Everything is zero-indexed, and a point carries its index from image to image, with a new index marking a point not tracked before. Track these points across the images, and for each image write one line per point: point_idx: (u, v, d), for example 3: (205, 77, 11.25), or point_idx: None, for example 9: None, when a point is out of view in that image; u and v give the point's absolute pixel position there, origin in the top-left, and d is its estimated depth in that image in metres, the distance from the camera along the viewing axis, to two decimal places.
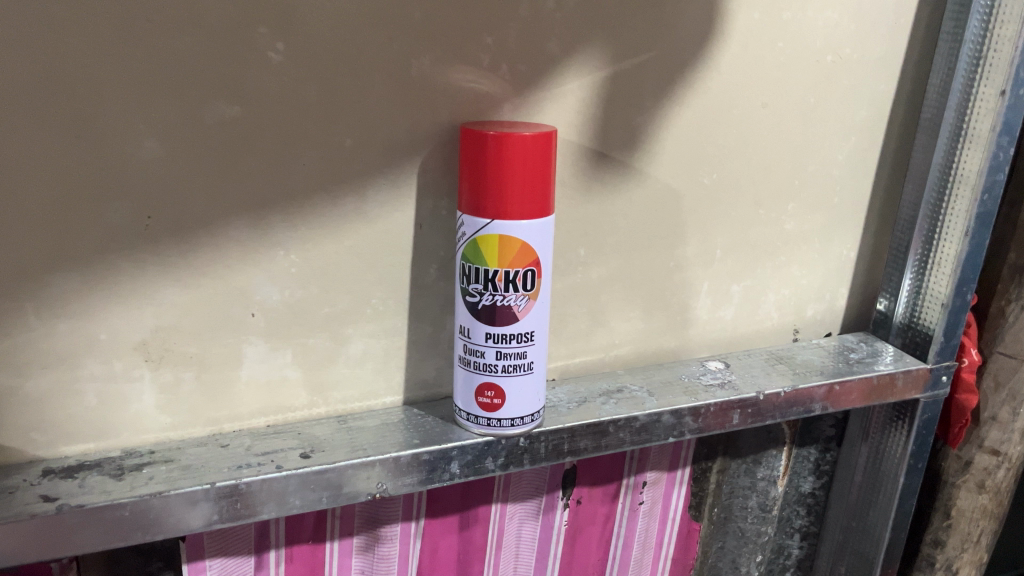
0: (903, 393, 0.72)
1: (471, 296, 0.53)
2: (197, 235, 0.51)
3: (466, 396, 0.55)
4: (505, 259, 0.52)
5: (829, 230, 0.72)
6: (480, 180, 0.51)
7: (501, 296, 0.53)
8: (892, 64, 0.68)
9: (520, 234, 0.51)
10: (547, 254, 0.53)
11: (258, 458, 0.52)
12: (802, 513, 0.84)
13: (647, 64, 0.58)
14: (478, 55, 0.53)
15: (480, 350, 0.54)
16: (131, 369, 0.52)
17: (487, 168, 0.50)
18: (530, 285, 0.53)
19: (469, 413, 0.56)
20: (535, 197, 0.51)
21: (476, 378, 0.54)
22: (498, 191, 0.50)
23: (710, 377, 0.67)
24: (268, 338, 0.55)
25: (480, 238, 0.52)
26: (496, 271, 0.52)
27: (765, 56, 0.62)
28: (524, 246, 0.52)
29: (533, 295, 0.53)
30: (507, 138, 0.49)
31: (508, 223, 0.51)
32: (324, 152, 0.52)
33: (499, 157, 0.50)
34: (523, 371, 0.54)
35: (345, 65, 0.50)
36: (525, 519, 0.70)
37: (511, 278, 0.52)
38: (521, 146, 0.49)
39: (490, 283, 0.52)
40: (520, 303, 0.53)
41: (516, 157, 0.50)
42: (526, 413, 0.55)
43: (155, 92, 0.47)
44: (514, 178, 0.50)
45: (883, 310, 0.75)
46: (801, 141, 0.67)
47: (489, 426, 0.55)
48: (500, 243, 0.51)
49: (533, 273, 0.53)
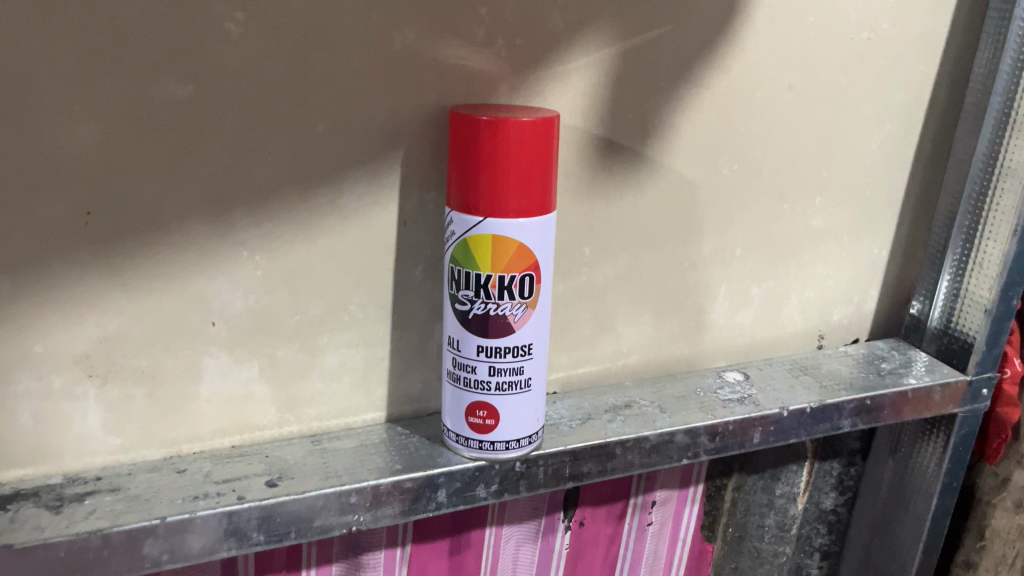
0: (939, 407, 0.65)
1: (461, 304, 0.47)
2: (146, 233, 0.44)
3: (455, 416, 0.49)
4: (499, 263, 0.45)
5: (859, 226, 0.65)
6: (471, 172, 0.44)
7: (496, 304, 0.46)
8: (934, 41, 0.61)
9: (517, 234, 0.45)
10: (547, 257, 0.46)
11: (218, 487, 0.46)
12: (823, 532, 0.77)
13: (662, 39, 0.51)
14: (470, 28, 0.47)
15: (471, 366, 0.48)
16: (73, 386, 0.45)
17: (480, 159, 0.43)
18: (529, 291, 0.46)
19: (458, 434, 0.49)
20: (534, 192, 0.44)
21: (466, 396, 0.48)
22: (493, 184, 0.44)
23: (728, 391, 0.61)
24: (230, 349, 0.48)
25: (470, 239, 0.45)
26: (489, 276, 0.45)
27: (794, 33, 0.55)
28: (521, 248, 0.45)
29: (531, 303, 0.47)
30: (504, 124, 0.43)
31: (504, 222, 0.44)
32: (293, 140, 0.45)
33: (494, 147, 0.43)
34: (520, 388, 0.48)
35: (316, 38, 0.44)
36: (523, 541, 0.64)
37: (506, 284, 0.46)
38: (520, 134, 0.43)
39: (482, 289, 0.46)
40: (517, 313, 0.46)
41: (513, 146, 0.43)
42: (522, 436, 0.49)
43: (93, 68, 0.40)
44: (512, 171, 0.43)
45: (916, 314, 0.69)
46: (831, 128, 0.60)
47: (481, 449, 0.49)
48: (494, 244, 0.45)
49: (532, 278, 0.46)
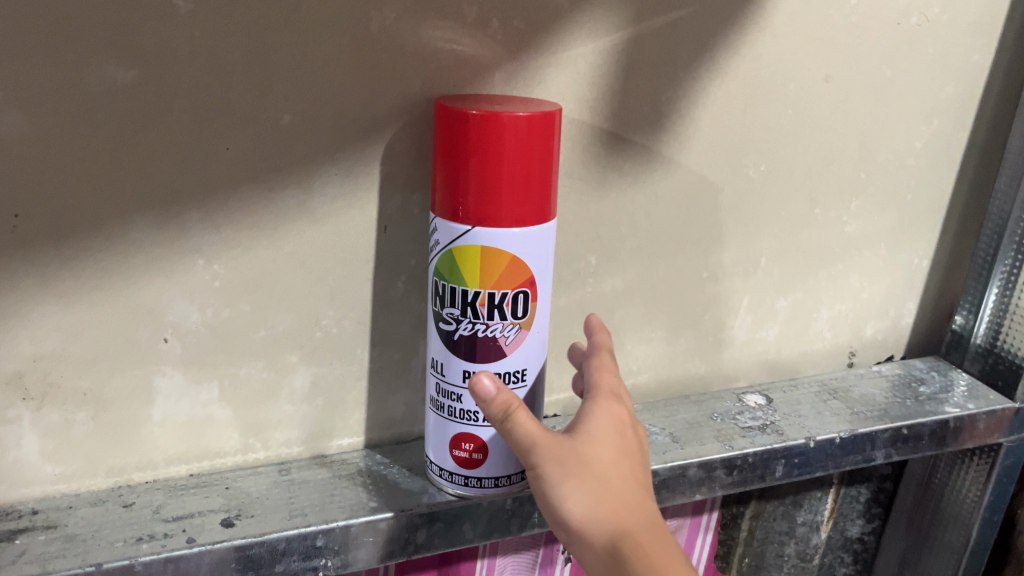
0: (982, 437, 0.59)
1: (446, 324, 0.41)
2: (82, 239, 0.38)
3: (437, 448, 0.43)
4: (488, 278, 0.39)
5: (898, 233, 0.59)
6: (456, 174, 0.38)
7: (485, 324, 0.40)
8: (991, 28, 0.54)
9: (510, 246, 0.39)
10: (544, 271, 0.40)
11: (167, 527, 0.41)
12: (847, 561, 0.71)
13: (682, 21, 0.45)
14: (460, 6, 0.41)
15: (456, 393, 0.42)
16: (4, 410, 0.40)
17: (468, 159, 0.37)
18: (523, 310, 0.40)
19: (442, 468, 0.44)
20: (531, 198, 0.38)
21: (451, 428, 0.42)
22: (482, 187, 0.38)
23: (748, 418, 0.55)
24: (185, 368, 0.43)
25: (456, 250, 0.39)
26: (477, 293, 0.40)
27: (833, 16, 0.48)
28: (513, 261, 0.39)
29: (526, 324, 0.41)
30: (497, 120, 0.36)
31: (495, 232, 0.38)
32: (255, 134, 0.39)
33: (484, 146, 0.37)
34: None
35: (280, 17, 0.38)
36: (519, 573, 0.58)
37: (497, 302, 0.40)
38: (516, 132, 0.37)
39: (469, 308, 0.40)
40: (509, 335, 0.41)
41: (507, 146, 0.37)
42: (513, 472, 0.43)
43: (14, 48, 0.34)
44: (505, 173, 0.37)
45: (958, 328, 0.62)
46: (871, 124, 0.53)
47: (467, 486, 0.43)
48: (483, 257, 0.39)
49: (526, 296, 0.40)
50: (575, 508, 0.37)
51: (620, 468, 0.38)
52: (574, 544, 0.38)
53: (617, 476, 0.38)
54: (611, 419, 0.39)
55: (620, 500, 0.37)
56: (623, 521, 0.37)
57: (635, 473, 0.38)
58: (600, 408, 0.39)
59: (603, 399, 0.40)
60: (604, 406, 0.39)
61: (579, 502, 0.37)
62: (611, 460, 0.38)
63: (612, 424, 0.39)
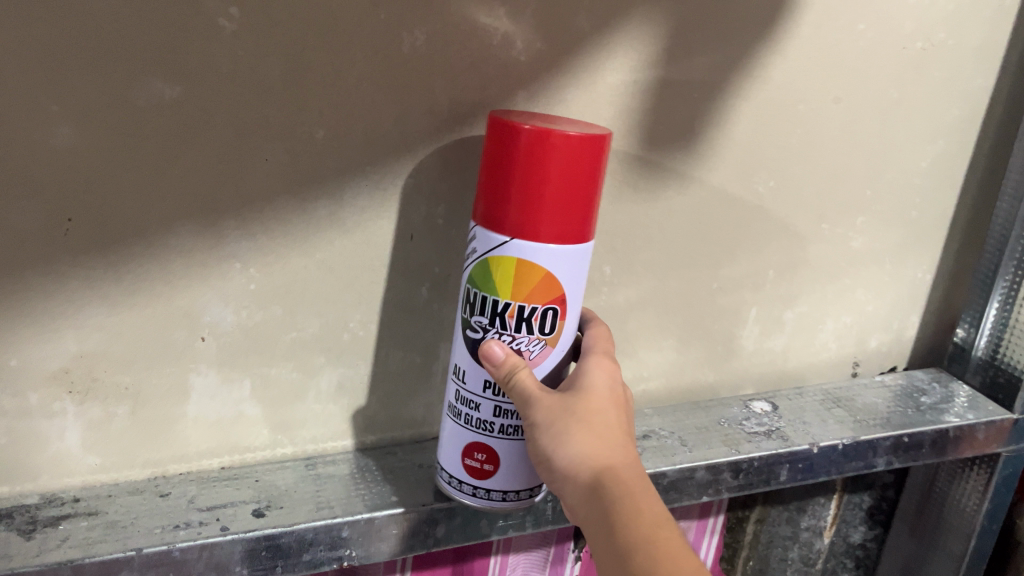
0: (981, 447, 0.61)
1: (473, 332, 0.43)
2: (127, 244, 0.41)
3: (450, 456, 0.45)
4: (520, 292, 0.41)
5: (903, 250, 0.61)
6: (502, 185, 0.39)
7: (512, 336, 0.42)
8: (996, 53, 0.56)
9: (547, 262, 0.40)
10: (575, 292, 0.42)
11: (202, 516, 0.43)
12: (850, 566, 0.73)
13: (698, 45, 0.47)
14: (487, 30, 0.43)
15: (474, 402, 0.44)
16: (50, 402, 0.43)
17: (514, 171, 0.39)
18: (550, 327, 0.42)
19: (453, 476, 0.45)
20: (571, 217, 0.40)
21: (466, 436, 0.44)
22: (524, 201, 0.39)
23: (754, 423, 0.57)
24: (219, 367, 0.45)
25: (493, 260, 0.41)
26: (508, 304, 0.41)
27: (843, 41, 0.51)
28: (547, 278, 0.41)
29: (551, 340, 0.43)
30: (550, 137, 0.38)
31: (533, 247, 0.40)
32: (292, 147, 0.42)
33: (533, 160, 0.38)
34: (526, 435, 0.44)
35: (317, 39, 0.40)
36: (530, 570, 0.60)
37: (526, 315, 0.42)
38: (565, 149, 0.38)
39: (499, 318, 0.42)
40: (534, 349, 0.43)
41: (554, 162, 0.38)
42: (522, 488, 0.45)
43: (68, 64, 0.37)
44: (549, 189, 0.39)
45: (960, 341, 0.64)
46: (877, 144, 0.55)
47: (474, 496, 0.45)
48: (519, 269, 0.40)
49: (555, 313, 0.42)
50: (560, 446, 0.39)
51: (608, 416, 0.40)
52: (564, 489, 0.40)
53: (605, 421, 0.40)
54: (604, 376, 0.42)
55: (606, 442, 0.39)
56: (604, 457, 0.39)
57: (622, 424, 0.41)
58: (593, 367, 0.42)
59: (597, 360, 0.43)
60: (597, 364, 0.42)
61: (568, 443, 0.39)
62: (600, 409, 0.40)
63: (604, 379, 0.42)
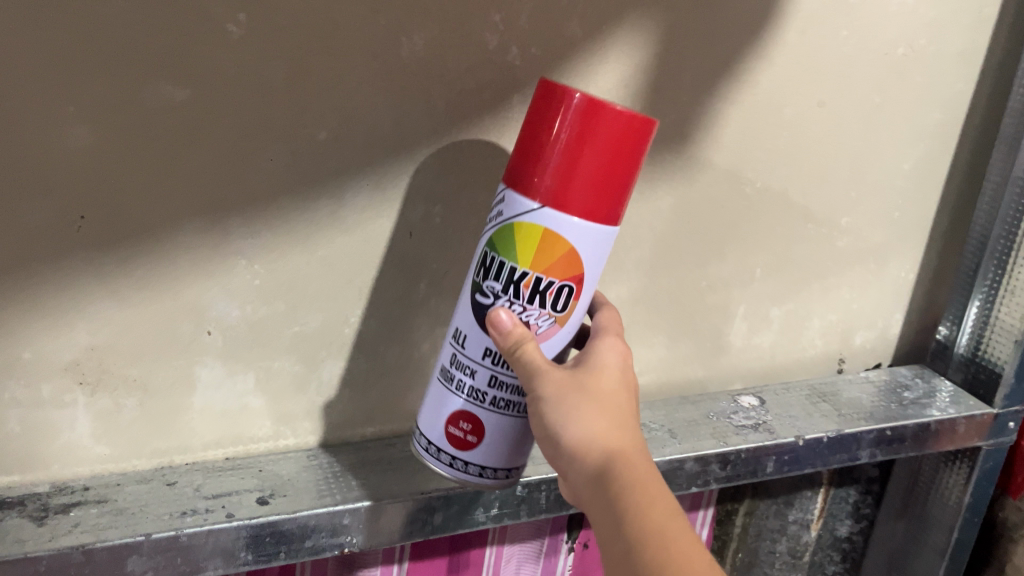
0: (963, 440, 0.63)
1: (484, 296, 0.42)
2: (137, 240, 0.43)
3: (432, 421, 0.44)
4: (540, 263, 0.40)
5: (886, 249, 0.63)
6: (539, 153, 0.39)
7: (523, 307, 0.42)
8: (975, 59, 0.58)
9: (571, 237, 0.40)
10: (592, 273, 0.42)
11: (208, 503, 0.45)
12: (836, 559, 0.75)
13: (687, 51, 0.49)
14: (483, 35, 0.45)
15: (470, 369, 0.43)
16: (62, 394, 0.44)
17: (555, 140, 0.39)
18: (562, 305, 0.42)
19: (432, 443, 0.44)
20: (604, 197, 0.40)
21: (455, 402, 0.44)
22: (560, 172, 0.39)
23: (742, 417, 0.58)
24: (225, 360, 0.47)
25: (517, 225, 0.40)
26: (524, 273, 0.41)
27: (827, 47, 0.52)
28: (570, 254, 0.40)
29: (561, 318, 0.43)
30: (600, 110, 0.38)
31: (561, 219, 0.40)
32: (295, 148, 0.44)
33: (578, 132, 0.38)
34: (516, 412, 0.43)
35: (320, 44, 0.42)
36: (525, 560, 0.62)
37: (541, 288, 0.41)
38: (612, 127, 0.38)
39: (513, 286, 0.41)
40: (542, 324, 0.42)
41: (598, 140, 0.38)
42: (500, 467, 0.44)
43: (81, 67, 0.38)
44: (587, 164, 0.39)
45: (943, 338, 0.66)
46: (861, 146, 0.57)
47: (450, 467, 0.44)
48: (542, 239, 0.40)
49: (569, 291, 0.42)
50: (570, 425, 0.39)
51: (619, 398, 0.40)
52: (570, 468, 0.40)
53: (616, 403, 0.40)
54: (615, 357, 0.42)
55: (616, 424, 0.39)
56: (614, 439, 0.39)
57: (632, 408, 0.41)
58: (606, 348, 0.42)
59: (609, 341, 0.43)
60: (609, 346, 0.42)
61: (578, 422, 0.39)
62: (611, 391, 0.40)
63: (616, 361, 0.41)
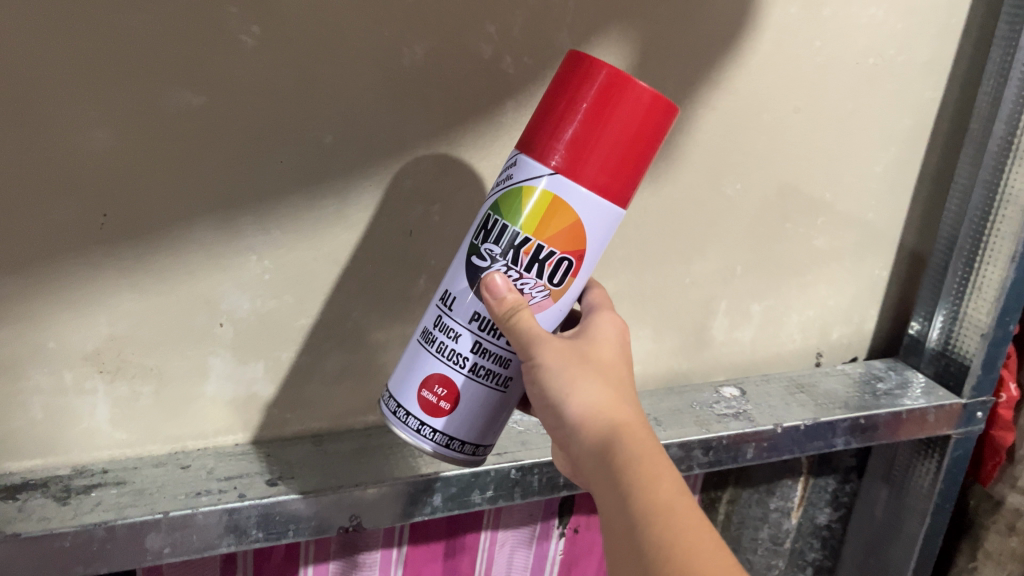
0: (933, 428, 0.66)
1: (481, 260, 0.43)
2: (155, 236, 0.45)
3: (407, 384, 0.45)
4: (544, 230, 0.42)
5: (861, 248, 0.66)
6: (559, 124, 0.41)
7: (519, 274, 0.43)
8: (942, 68, 0.61)
9: (579, 207, 0.41)
10: (593, 251, 0.43)
11: (220, 484, 0.48)
12: (817, 547, 0.78)
13: (669, 60, 0.52)
14: (479, 45, 0.48)
15: (454, 332, 0.44)
16: (83, 382, 0.47)
17: (576, 113, 0.40)
18: (559, 279, 0.43)
19: (402, 407, 0.45)
20: (618, 175, 0.41)
21: (433, 364, 0.44)
22: (577, 144, 0.41)
23: (723, 406, 0.62)
24: (235, 351, 0.50)
25: (527, 190, 0.42)
26: (526, 240, 0.42)
27: (801, 57, 0.56)
28: (574, 226, 0.42)
29: (555, 293, 0.44)
30: (627, 87, 0.40)
31: (572, 188, 0.41)
32: (304, 150, 0.47)
33: (600, 108, 0.40)
34: (491, 382, 0.45)
35: (327, 54, 0.45)
36: (517, 546, 0.65)
37: (541, 257, 0.42)
38: (634, 108, 0.40)
39: (513, 252, 0.42)
40: (536, 295, 0.43)
41: (619, 118, 0.40)
42: (467, 440, 0.45)
43: (106, 76, 0.41)
44: (606, 140, 0.40)
45: (915, 333, 0.69)
46: (835, 150, 0.61)
47: (418, 432, 0.45)
48: (550, 206, 0.41)
49: (568, 265, 0.43)
50: (574, 394, 0.40)
51: (616, 372, 0.42)
52: (571, 437, 0.41)
53: (614, 376, 0.42)
54: (610, 335, 0.44)
55: (617, 395, 0.41)
56: (616, 408, 0.40)
57: (628, 382, 0.43)
58: (601, 326, 0.44)
59: (604, 320, 0.45)
60: (604, 325, 0.45)
61: (581, 391, 0.40)
62: (608, 365, 0.42)
63: (611, 338, 0.44)
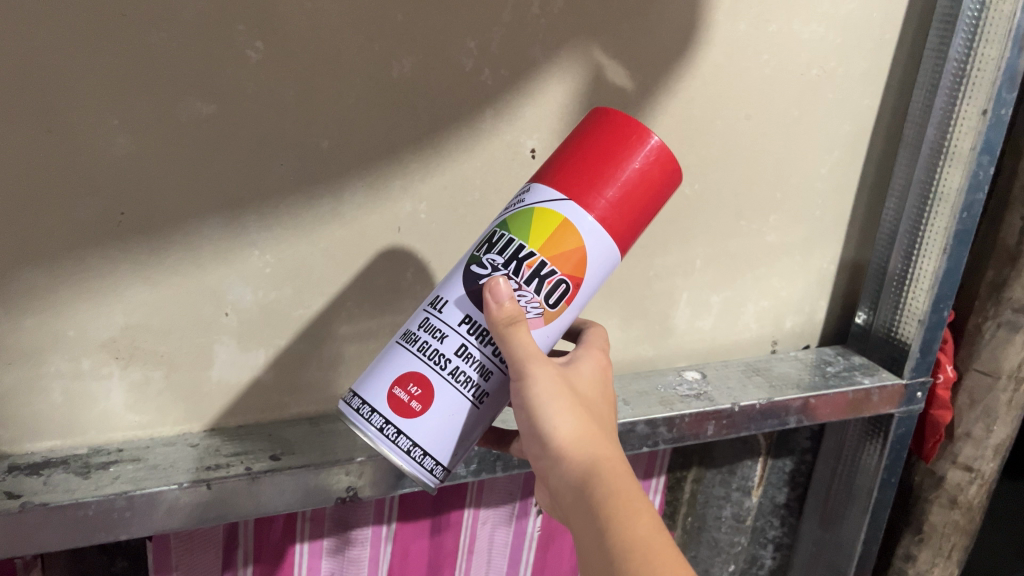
0: (878, 407, 0.72)
1: (481, 267, 0.47)
2: (168, 233, 0.50)
3: (378, 382, 0.47)
4: (550, 249, 0.45)
5: (810, 243, 0.72)
6: (578, 159, 0.46)
7: (518, 285, 0.46)
8: (878, 79, 0.68)
9: (585, 233, 0.45)
10: (588, 283, 0.47)
11: (228, 459, 0.52)
12: (776, 524, 0.85)
13: (630, 71, 0.58)
14: (461, 59, 0.53)
15: (441, 333, 0.47)
16: (100, 367, 0.51)
17: (596, 151, 0.46)
18: (554, 300, 0.46)
19: (370, 406, 0.47)
20: (625, 214, 0.46)
21: (411, 363, 0.47)
22: (593, 177, 0.45)
23: (686, 387, 0.67)
24: (239, 339, 0.55)
25: (541, 211, 0.46)
26: (531, 254, 0.46)
27: (750, 68, 0.62)
28: (577, 252, 0.46)
29: (548, 314, 0.47)
30: (644, 137, 0.46)
31: (582, 214, 0.45)
32: (302, 153, 0.51)
33: (618, 150, 0.45)
34: (465, 390, 0.47)
35: (324, 66, 0.50)
36: (498, 524, 0.70)
37: (541, 274, 0.46)
38: (647, 156, 0.46)
39: (515, 263, 0.46)
40: (531, 310, 0.46)
41: (633, 161, 0.45)
42: (428, 450, 0.47)
43: (126, 88, 0.46)
44: (620, 178, 0.45)
45: (862, 323, 0.75)
46: (783, 153, 0.67)
47: (381, 431, 0.47)
48: (559, 227, 0.45)
49: (564, 288, 0.46)
50: (558, 423, 0.44)
51: (597, 412, 0.47)
52: (553, 465, 0.45)
53: (594, 414, 0.46)
54: (593, 373, 0.48)
55: (597, 431, 0.45)
56: (595, 444, 0.44)
57: (605, 420, 0.47)
58: (586, 363, 0.49)
59: (590, 359, 0.49)
60: (589, 362, 0.49)
61: (566, 422, 0.44)
62: (590, 403, 0.47)
63: (593, 375, 0.48)
